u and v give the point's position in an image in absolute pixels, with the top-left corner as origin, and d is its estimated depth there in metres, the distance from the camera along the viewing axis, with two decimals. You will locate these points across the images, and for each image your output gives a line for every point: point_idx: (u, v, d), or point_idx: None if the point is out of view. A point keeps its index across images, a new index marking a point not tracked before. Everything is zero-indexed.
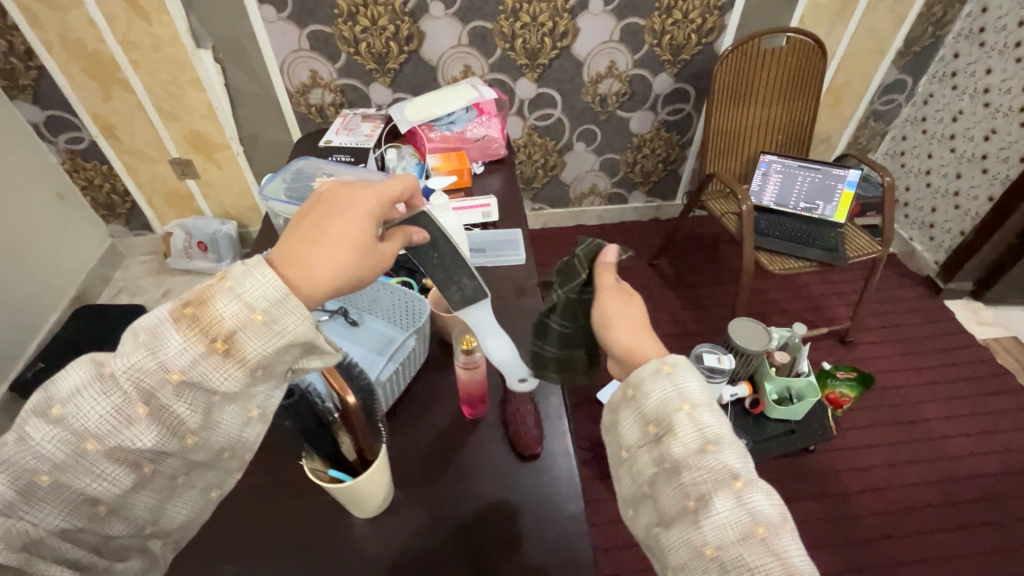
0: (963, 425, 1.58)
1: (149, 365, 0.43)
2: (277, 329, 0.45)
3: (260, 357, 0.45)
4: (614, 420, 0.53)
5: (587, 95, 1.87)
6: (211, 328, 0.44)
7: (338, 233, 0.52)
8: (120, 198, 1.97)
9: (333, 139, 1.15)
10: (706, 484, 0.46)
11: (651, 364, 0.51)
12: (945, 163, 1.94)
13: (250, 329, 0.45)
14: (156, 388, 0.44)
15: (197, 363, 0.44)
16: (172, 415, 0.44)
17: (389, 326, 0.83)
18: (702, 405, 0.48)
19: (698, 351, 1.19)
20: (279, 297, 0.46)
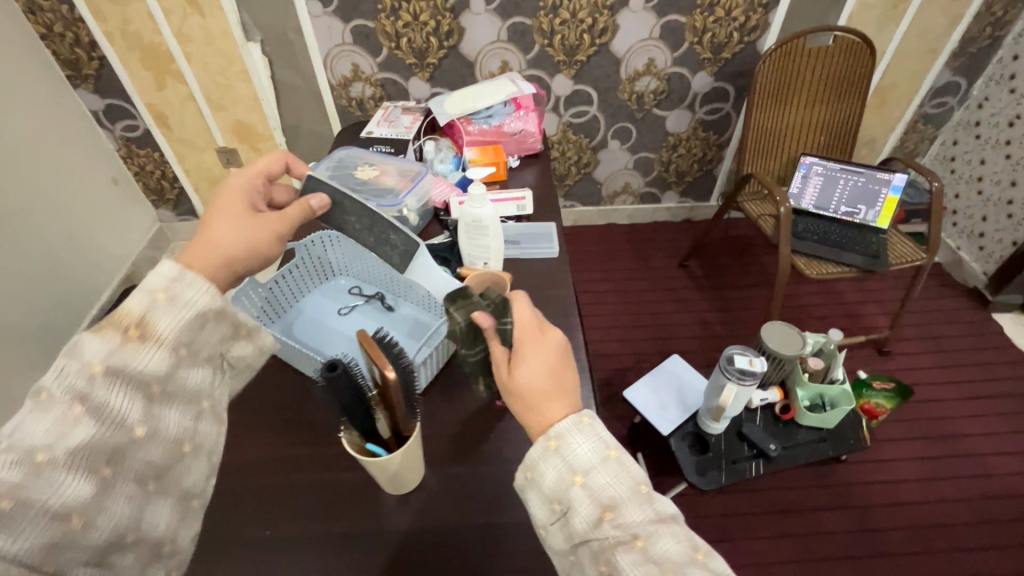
0: (1005, 443, 1.51)
1: (75, 370, 0.49)
2: (180, 303, 0.55)
3: (174, 331, 0.54)
4: (525, 500, 0.57)
5: (624, 92, 1.86)
6: (123, 320, 0.52)
7: (220, 219, 0.65)
8: (169, 184, 2.06)
9: (374, 130, 1.17)
10: (609, 548, 0.50)
11: (538, 445, 0.55)
12: (998, 170, 1.86)
13: (156, 309, 0.54)
14: (87, 388, 0.48)
15: (117, 352, 0.51)
16: (112, 407, 0.49)
17: (423, 312, 0.86)
18: (591, 471, 0.53)
19: (729, 353, 1.17)
20: (175, 275, 0.56)
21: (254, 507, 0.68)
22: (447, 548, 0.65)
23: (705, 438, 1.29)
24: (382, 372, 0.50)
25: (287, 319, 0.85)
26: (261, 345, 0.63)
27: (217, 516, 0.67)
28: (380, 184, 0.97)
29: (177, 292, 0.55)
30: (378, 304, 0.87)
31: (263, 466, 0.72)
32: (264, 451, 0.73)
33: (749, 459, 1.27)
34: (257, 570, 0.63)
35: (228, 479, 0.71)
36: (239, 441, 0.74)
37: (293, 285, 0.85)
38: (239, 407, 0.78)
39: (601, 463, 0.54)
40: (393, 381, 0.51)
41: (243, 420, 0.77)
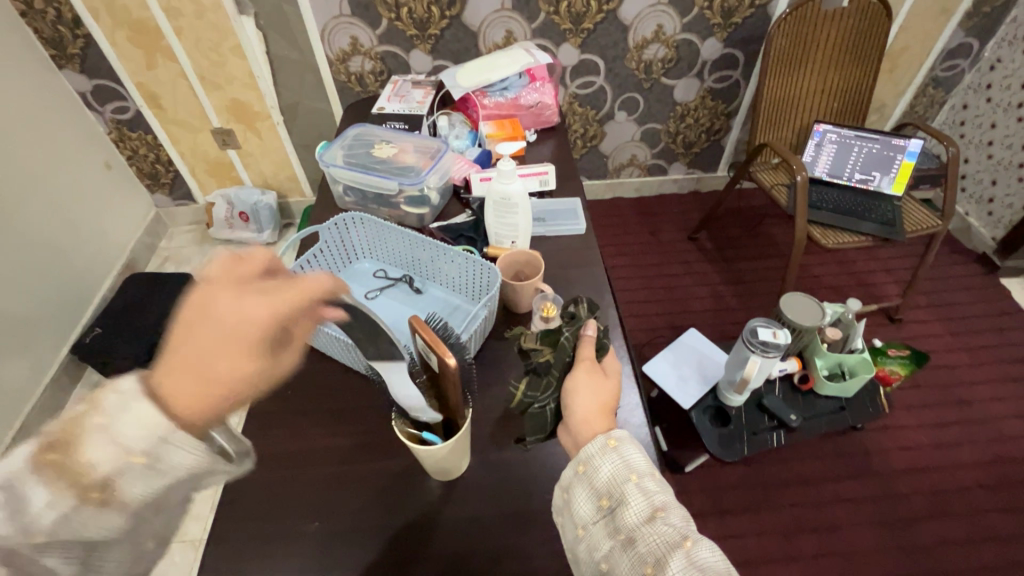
0: (1015, 406, 1.54)
1: (14, 523, 0.40)
2: (159, 471, 0.43)
3: (143, 496, 0.44)
4: (569, 498, 0.57)
5: (632, 61, 1.80)
6: (81, 480, 0.41)
7: (222, 368, 0.43)
8: (164, 168, 2.00)
9: (385, 106, 1.12)
10: (659, 547, 0.49)
11: (597, 441, 0.57)
12: (1010, 133, 1.84)
13: (127, 475, 0.42)
14: (21, 544, 0.41)
15: (70, 516, 0.41)
16: (44, 566, 0.42)
17: (453, 294, 0.83)
18: (646, 475, 0.54)
19: (752, 325, 1.16)
20: (161, 438, 0.42)
21: (299, 498, 0.67)
22: (496, 532, 0.64)
23: (726, 410, 1.30)
24: (440, 359, 0.51)
25: None
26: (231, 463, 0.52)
27: (264, 509, 0.66)
28: (399, 162, 0.93)
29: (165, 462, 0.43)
30: (406, 287, 0.84)
31: (305, 455, 0.71)
32: (305, 441, 0.72)
33: (770, 429, 1.27)
34: (310, 561, 0.62)
35: (271, 470, 0.70)
36: (278, 433, 0.73)
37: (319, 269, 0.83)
38: (273, 398, 0.77)
39: (651, 474, 0.55)
40: (451, 368, 0.51)
41: (278, 410, 0.76)
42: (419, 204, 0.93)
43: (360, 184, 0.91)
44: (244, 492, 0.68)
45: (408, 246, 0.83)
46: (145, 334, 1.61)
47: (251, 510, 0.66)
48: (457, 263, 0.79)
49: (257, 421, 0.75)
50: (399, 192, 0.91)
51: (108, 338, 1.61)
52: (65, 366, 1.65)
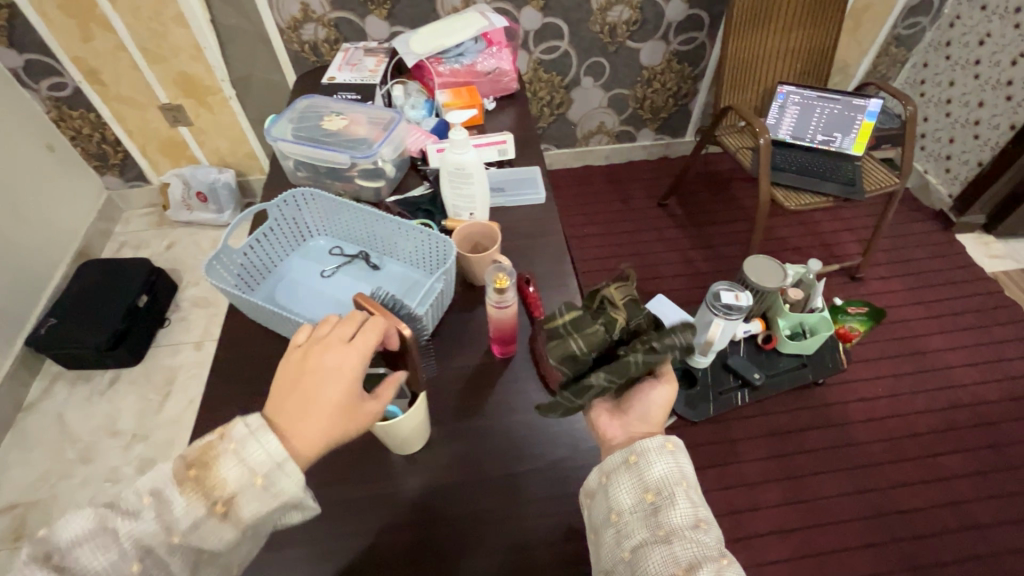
0: (968, 355, 1.60)
1: (158, 525, 0.48)
2: (273, 492, 0.50)
3: (254, 518, 0.50)
4: (609, 484, 0.57)
5: (596, 24, 1.76)
6: (213, 493, 0.49)
7: (325, 398, 0.52)
8: (112, 148, 1.90)
9: (337, 76, 1.08)
10: (695, 554, 0.50)
11: (657, 440, 0.58)
12: (967, 91, 1.87)
13: (247, 493, 0.49)
14: (156, 545, 0.48)
15: (199, 524, 0.49)
16: (166, 568, 0.49)
17: (411, 269, 0.82)
18: (694, 487, 0.56)
19: (716, 289, 1.18)
20: (277, 460, 0.50)
21: None
22: (465, 501, 0.65)
23: (693, 372, 1.33)
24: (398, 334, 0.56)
25: (268, 284, 0.80)
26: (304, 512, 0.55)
27: None
28: (351, 133, 0.89)
29: (277, 484, 0.50)
30: (362, 264, 0.82)
31: None
32: None
33: (735, 389, 1.32)
34: (275, 542, 0.62)
35: None
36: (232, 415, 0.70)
37: (270, 248, 0.80)
38: (227, 379, 0.73)
39: (697, 493, 0.56)
40: (382, 323, 0.55)
41: (233, 390, 0.72)
42: (374, 177, 0.90)
43: (311, 158, 0.88)
44: None
45: (365, 220, 0.80)
46: (105, 322, 1.56)
47: None
48: (413, 237, 0.77)
49: (210, 403, 0.71)
50: (352, 165, 0.88)
51: (65, 327, 1.55)
52: (21, 358, 1.59)
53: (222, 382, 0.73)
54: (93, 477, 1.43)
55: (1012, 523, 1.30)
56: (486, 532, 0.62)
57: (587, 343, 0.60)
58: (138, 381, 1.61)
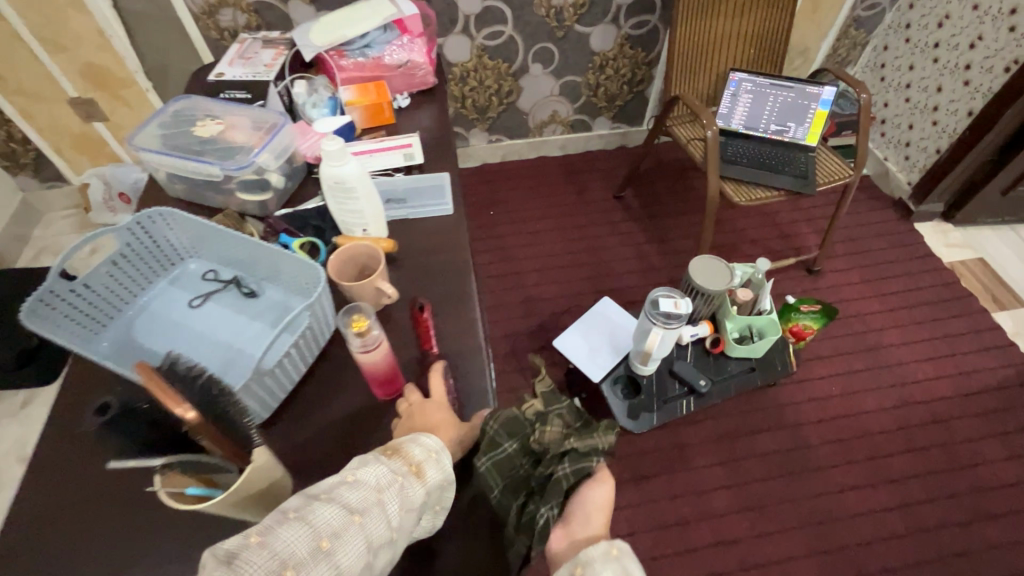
0: (923, 350, 1.57)
1: (376, 474, 0.51)
2: (445, 459, 0.55)
3: (437, 483, 0.54)
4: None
5: (541, 7, 1.65)
6: (408, 455, 0.54)
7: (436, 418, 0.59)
8: (22, 146, 1.75)
9: (227, 71, 0.97)
10: None
11: (600, 546, 0.52)
12: (926, 75, 1.81)
13: (429, 459, 0.54)
14: (377, 494, 0.49)
15: (402, 480, 0.51)
16: (387, 520, 0.49)
17: (290, 295, 0.72)
18: None
19: (654, 296, 1.11)
20: (436, 448, 0.55)
21: (82, 551, 0.56)
22: None
23: (637, 380, 1.27)
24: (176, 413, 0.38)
25: (125, 317, 0.70)
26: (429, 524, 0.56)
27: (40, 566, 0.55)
28: (227, 141, 0.79)
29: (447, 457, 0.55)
30: (237, 290, 0.73)
31: (98, 497, 0.59)
32: (99, 479, 0.60)
33: (680, 396, 1.26)
34: None
35: (53, 520, 0.58)
36: (64, 471, 0.61)
37: (126, 279, 0.70)
38: (65, 429, 0.64)
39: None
40: (192, 420, 0.38)
41: (71, 440, 0.63)
42: (258, 190, 0.80)
43: (180, 170, 0.78)
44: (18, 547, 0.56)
45: (237, 244, 0.71)
46: (11, 337, 1.45)
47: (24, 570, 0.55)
48: (289, 263, 0.68)
49: (42, 457, 0.62)
50: (228, 177, 0.78)
51: None
52: None
53: (60, 431, 0.63)
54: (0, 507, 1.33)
55: (959, 525, 1.28)
56: None
57: (503, 429, 0.61)
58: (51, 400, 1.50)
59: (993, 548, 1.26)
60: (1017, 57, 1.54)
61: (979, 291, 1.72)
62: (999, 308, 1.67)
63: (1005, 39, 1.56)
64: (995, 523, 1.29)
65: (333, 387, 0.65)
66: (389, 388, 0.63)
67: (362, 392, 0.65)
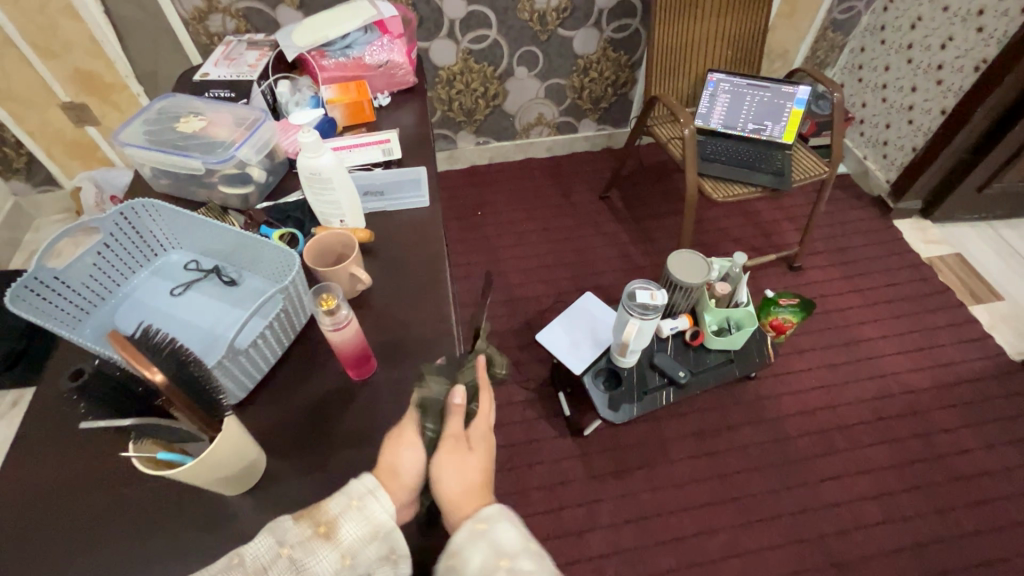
0: (900, 343, 1.60)
1: (265, 543, 0.49)
2: (367, 512, 0.52)
3: (351, 542, 0.51)
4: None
5: (524, 12, 1.69)
6: (316, 514, 0.51)
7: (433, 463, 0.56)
8: (15, 151, 1.78)
9: (212, 71, 1.00)
10: None
11: (464, 527, 0.52)
12: (901, 76, 1.85)
13: (345, 514, 0.51)
14: (267, 565, 0.49)
15: (301, 543, 0.50)
16: None
17: (269, 283, 0.75)
18: (518, 558, 0.51)
19: (631, 288, 1.14)
20: (371, 488, 0.53)
21: (64, 525, 0.57)
22: None
23: (618, 372, 1.29)
24: (144, 377, 0.40)
25: (107, 305, 0.72)
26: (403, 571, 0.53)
27: (20, 541, 0.56)
28: (209, 136, 0.82)
29: (370, 506, 0.51)
30: (217, 279, 0.76)
31: (79, 477, 0.60)
32: (74, 460, 0.61)
33: (660, 387, 1.28)
34: None
35: (31, 499, 0.59)
36: (48, 450, 0.62)
37: (111, 267, 0.72)
38: (50, 411, 0.65)
39: (534, 556, 0.51)
40: (160, 385, 0.41)
41: (56, 422, 0.64)
42: (240, 183, 0.83)
43: (163, 165, 0.81)
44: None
45: (219, 236, 0.74)
46: None
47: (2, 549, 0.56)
48: (267, 251, 0.70)
49: (27, 438, 0.63)
50: (210, 171, 0.81)
51: None
52: None
53: (44, 415, 0.64)
54: None
55: (935, 514, 1.30)
56: None
57: None
58: None
59: (969, 535, 1.28)
60: (986, 57, 1.58)
61: (958, 286, 1.75)
62: (977, 303, 1.70)
63: (975, 39, 1.60)
64: (972, 511, 1.31)
65: (309, 370, 0.67)
66: (361, 369, 0.66)
67: (337, 375, 0.67)
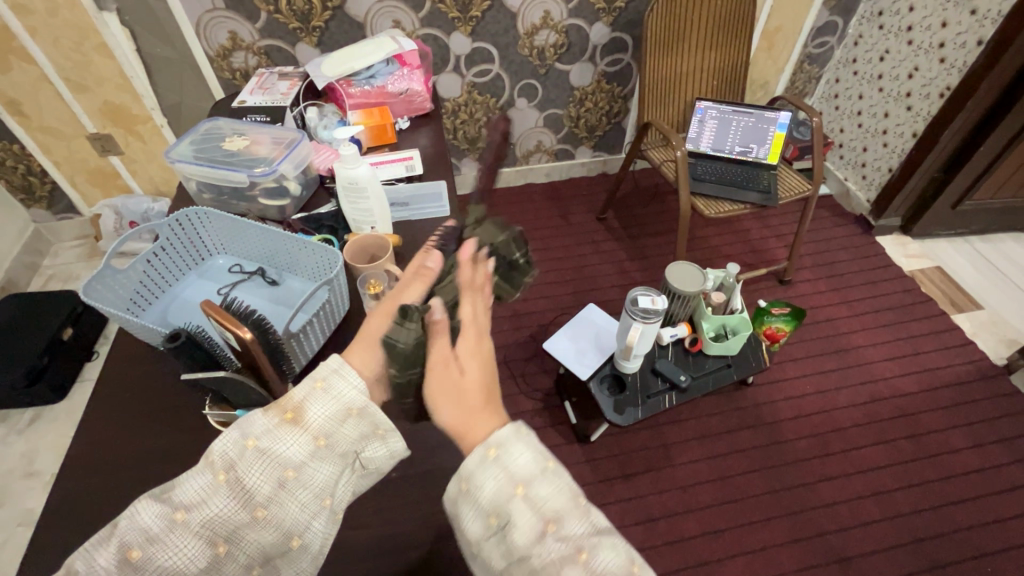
0: (888, 350, 1.68)
1: (231, 437, 0.48)
2: (333, 394, 0.51)
3: (322, 424, 0.50)
4: (457, 522, 0.47)
5: (524, 48, 1.82)
6: (282, 402, 0.50)
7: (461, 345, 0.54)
8: (38, 179, 1.86)
9: (248, 100, 1.11)
10: (554, 562, 0.42)
11: (475, 455, 0.47)
12: (874, 103, 2.00)
13: (313, 398, 0.50)
14: (236, 458, 0.47)
15: (270, 432, 0.48)
16: (246, 486, 0.46)
17: (309, 283, 0.82)
18: (535, 481, 0.45)
19: (633, 295, 1.22)
20: (335, 369, 0.52)
21: (131, 497, 0.64)
22: (353, 513, 0.66)
23: (622, 377, 1.36)
24: (236, 335, 0.52)
25: (160, 304, 0.79)
26: (395, 449, 0.55)
27: (93, 512, 0.63)
28: (250, 153, 0.91)
29: (336, 385, 0.51)
30: (261, 280, 0.83)
31: (140, 457, 0.67)
32: (138, 441, 0.68)
33: (663, 392, 1.34)
34: None
35: (101, 475, 0.66)
36: (114, 433, 0.69)
37: (164, 268, 0.79)
38: (110, 403, 0.72)
39: (550, 479, 0.46)
40: (249, 341, 0.53)
41: (117, 408, 0.72)
42: (278, 196, 0.92)
43: (209, 178, 0.89)
44: (68, 501, 0.63)
45: (264, 239, 0.81)
46: (22, 354, 1.46)
47: (78, 517, 0.62)
48: (310, 251, 0.78)
49: (94, 423, 0.70)
50: (253, 184, 0.89)
51: None
52: None
53: (103, 406, 0.71)
54: (6, 521, 1.35)
55: (931, 510, 1.36)
56: (374, 534, 0.65)
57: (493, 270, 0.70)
58: (59, 418, 1.54)
59: (964, 530, 1.33)
60: (949, 84, 1.72)
61: (939, 296, 1.85)
62: (958, 312, 1.79)
63: (938, 69, 1.75)
64: (965, 507, 1.36)
65: None
66: None
67: None
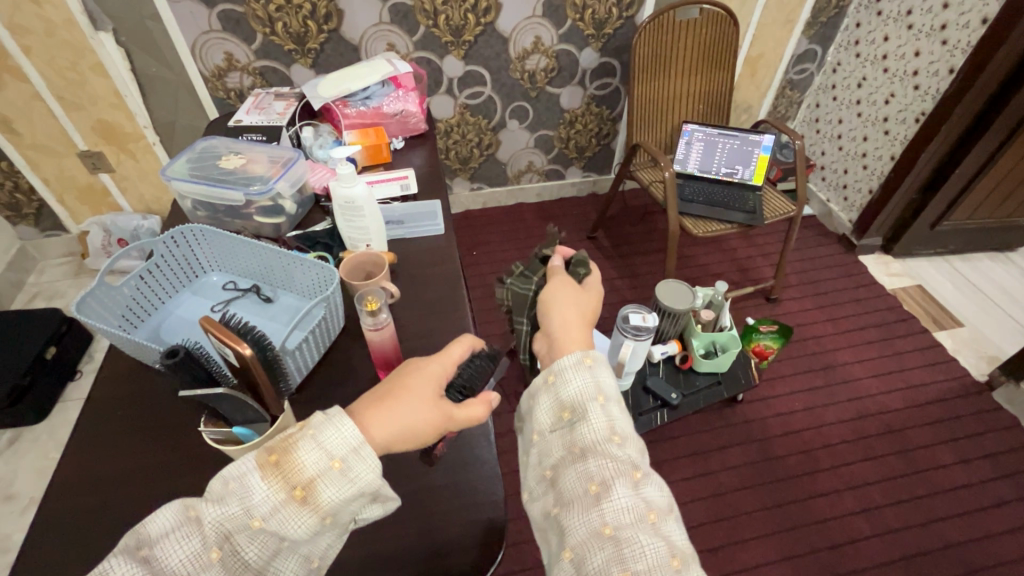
0: (873, 367, 1.71)
1: (235, 511, 0.47)
2: (351, 476, 0.50)
3: (333, 505, 0.49)
4: (533, 403, 0.58)
5: (516, 71, 1.86)
6: (293, 479, 0.48)
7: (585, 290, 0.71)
8: (25, 197, 1.85)
9: (244, 119, 1.13)
10: (610, 471, 0.51)
11: (575, 356, 0.58)
12: (853, 127, 2.07)
13: (327, 478, 0.49)
14: (237, 531, 0.47)
15: (277, 511, 0.48)
16: (241, 559, 0.47)
17: (302, 300, 0.83)
18: (613, 400, 0.56)
19: (625, 312, 1.23)
20: (355, 445, 0.50)
21: (116, 518, 0.63)
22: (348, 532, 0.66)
23: None
24: (236, 351, 0.53)
25: (152, 320, 0.79)
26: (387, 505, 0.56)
27: (76, 535, 0.61)
28: (247, 171, 0.91)
29: (355, 468, 0.49)
30: (255, 297, 0.83)
31: (130, 477, 0.66)
32: (128, 460, 0.67)
33: (655, 409, 1.36)
34: None
35: (88, 496, 0.64)
36: (103, 452, 0.68)
37: (157, 286, 0.79)
38: (98, 422, 0.71)
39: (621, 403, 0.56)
40: (248, 356, 0.53)
41: (106, 428, 0.71)
42: (274, 214, 0.92)
43: (206, 196, 0.89)
44: (51, 524, 0.62)
45: (260, 259, 0.81)
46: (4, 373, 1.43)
47: (64, 539, 0.61)
48: (305, 268, 0.78)
49: (82, 442, 0.69)
50: (249, 203, 0.90)
51: None
52: None
53: (92, 425, 0.71)
54: None
55: (921, 526, 1.37)
56: (368, 554, 0.64)
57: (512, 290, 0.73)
58: (39, 439, 1.50)
59: (953, 545, 1.34)
60: (924, 110, 1.79)
61: (921, 313, 1.89)
62: (940, 329, 1.83)
63: (913, 95, 1.82)
64: (953, 522, 1.38)
65: (342, 376, 0.74)
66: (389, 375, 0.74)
67: (368, 379, 0.75)
